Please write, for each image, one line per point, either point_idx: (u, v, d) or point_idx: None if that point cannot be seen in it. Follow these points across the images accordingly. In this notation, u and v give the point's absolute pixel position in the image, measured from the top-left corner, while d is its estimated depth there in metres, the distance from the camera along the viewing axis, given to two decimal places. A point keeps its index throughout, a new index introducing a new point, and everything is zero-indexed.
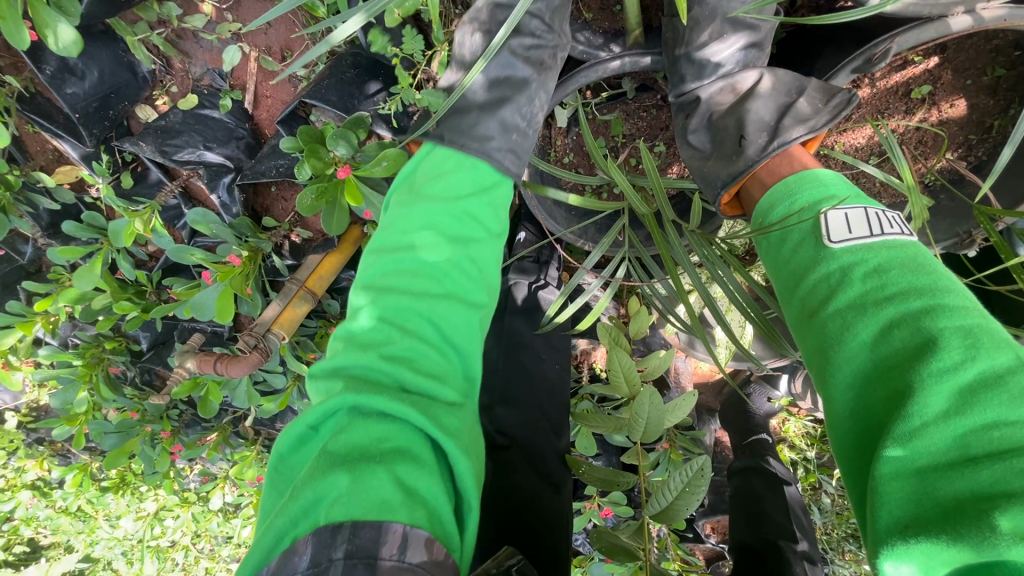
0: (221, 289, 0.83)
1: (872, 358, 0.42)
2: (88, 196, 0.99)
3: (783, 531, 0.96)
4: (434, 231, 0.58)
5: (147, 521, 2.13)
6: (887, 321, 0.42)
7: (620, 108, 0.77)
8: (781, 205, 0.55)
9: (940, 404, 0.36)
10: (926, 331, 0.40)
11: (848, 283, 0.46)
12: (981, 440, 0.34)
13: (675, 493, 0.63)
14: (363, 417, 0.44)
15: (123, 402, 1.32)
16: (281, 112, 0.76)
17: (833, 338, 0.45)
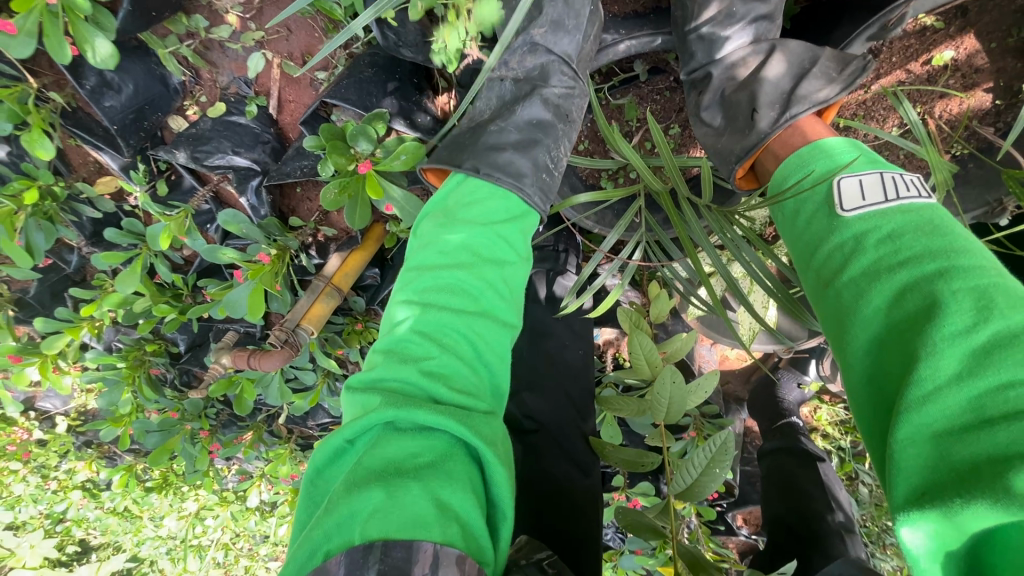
0: (252, 286, 0.87)
1: (889, 327, 0.41)
2: (128, 204, 1.04)
3: (818, 506, 0.96)
4: (480, 259, 0.61)
5: (189, 520, 2.22)
6: (900, 286, 0.41)
7: (632, 92, 0.78)
8: (793, 177, 0.55)
9: (956, 367, 0.35)
10: (941, 293, 0.38)
11: (865, 255, 0.45)
12: (996, 401, 0.33)
13: (698, 469, 0.62)
14: (397, 433, 0.48)
15: (164, 403, 1.38)
16: (304, 112, 0.78)
17: (848, 307, 0.44)
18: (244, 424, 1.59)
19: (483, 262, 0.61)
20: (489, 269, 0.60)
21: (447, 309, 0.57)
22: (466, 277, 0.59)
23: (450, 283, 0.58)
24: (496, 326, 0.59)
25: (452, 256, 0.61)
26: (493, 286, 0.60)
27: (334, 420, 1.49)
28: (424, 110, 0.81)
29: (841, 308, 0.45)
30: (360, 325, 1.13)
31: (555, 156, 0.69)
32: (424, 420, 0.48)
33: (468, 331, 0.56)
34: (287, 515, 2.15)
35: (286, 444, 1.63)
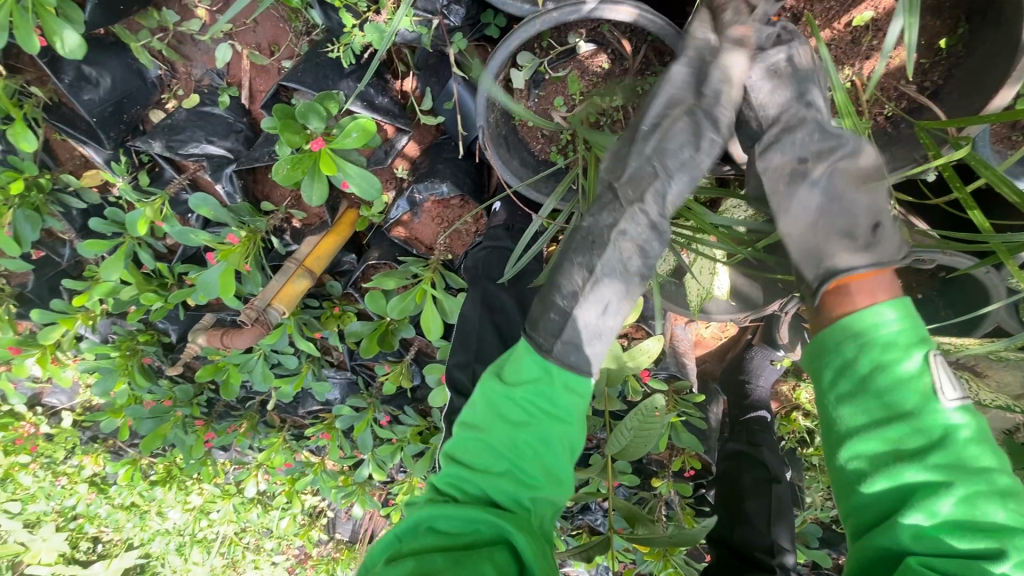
0: (223, 267, 0.90)
1: (883, 437, 0.50)
2: (113, 196, 1.09)
3: (757, 542, 0.96)
4: (542, 378, 0.59)
5: (193, 514, 2.27)
6: (941, 413, 0.49)
7: (575, 65, 0.75)
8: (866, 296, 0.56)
9: (961, 498, 0.45)
10: (947, 431, 0.48)
11: (896, 367, 0.51)
12: (935, 548, 0.44)
13: (631, 427, 0.67)
14: (433, 531, 0.53)
15: (157, 392, 1.42)
16: (264, 95, 0.82)
17: (867, 406, 0.52)
18: (238, 414, 1.63)
19: (540, 418, 0.57)
20: (545, 390, 0.59)
21: (503, 430, 0.58)
22: (526, 394, 0.58)
23: (510, 411, 0.58)
24: (564, 461, 0.58)
25: (511, 379, 0.60)
26: (552, 416, 0.58)
27: (322, 408, 1.52)
28: (382, 92, 0.85)
29: (869, 418, 0.51)
30: (337, 309, 1.15)
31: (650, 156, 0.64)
32: (470, 517, 0.53)
33: (523, 453, 0.57)
34: (287, 508, 2.19)
35: (279, 433, 1.67)
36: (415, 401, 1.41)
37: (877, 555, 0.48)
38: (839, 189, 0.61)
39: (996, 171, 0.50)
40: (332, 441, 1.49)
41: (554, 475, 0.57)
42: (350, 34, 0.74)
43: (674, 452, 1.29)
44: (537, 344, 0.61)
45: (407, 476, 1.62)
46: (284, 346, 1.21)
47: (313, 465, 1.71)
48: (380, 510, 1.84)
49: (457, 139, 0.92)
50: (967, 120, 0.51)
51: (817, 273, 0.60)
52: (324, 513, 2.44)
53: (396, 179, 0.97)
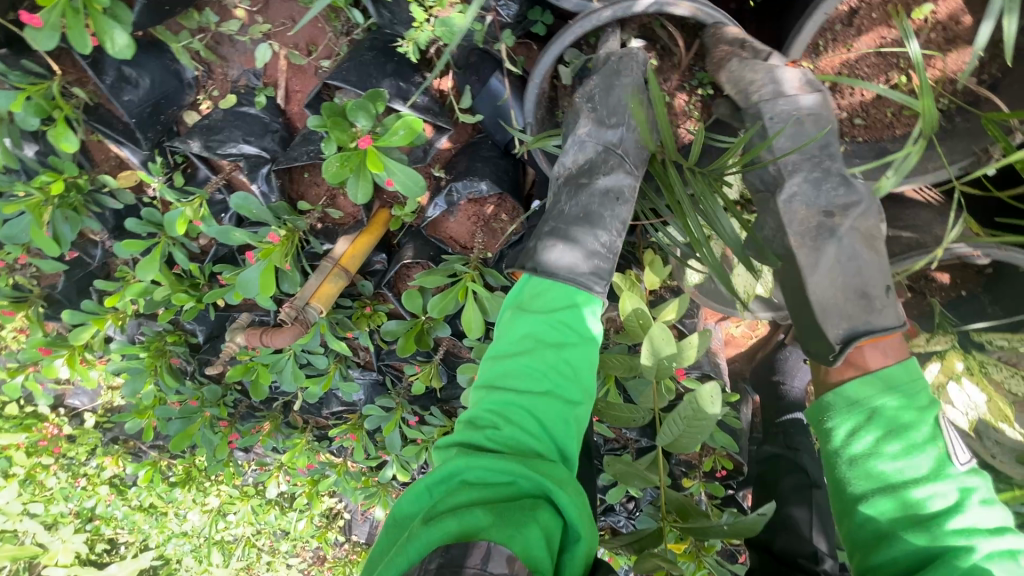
0: (264, 266, 0.90)
1: (904, 491, 0.60)
2: (147, 196, 1.10)
3: (801, 549, 0.92)
4: (568, 335, 0.61)
5: (211, 515, 2.27)
6: (933, 471, 0.60)
7: None
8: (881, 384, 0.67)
9: (961, 532, 0.56)
10: (944, 475, 0.60)
11: (909, 429, 0.63)
12: None
13: (681, 425, 0.61)
14: (472, 480, 0.50)
15: (185, 391, 1.43)
16: (308, 94, 0.82)
17: (880, 474, 0.62)
18: (261, 415, 1.64)
19: (549, 348, 0.60)
20: (574, 347, 0.60)
21: (540, 364, 0.59)
22: (551, 340, 0.60)
23: (540, 354, 0.59)
24: (583, 421, 0.59)
25: (540, 315, 0.63)
26: (572, 367, 0.60)
27: (346, 409, 1.52)
28: (423, 91, 0.85)
29: (879, 476, 0.62)
30: (369, 308, 1.15)
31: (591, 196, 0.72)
32: (511, 470, 0.50)
33: (562, 370, 0.59)
34: (305, 509, 2.19)
35: (302, 434, 1.67)
36: (441, 401, 1.41)
37: None
38: (839, 251, 0.67)
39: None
40: (357, 442, 1.49)
41: (582, 415, 0.60)
42: (418, 28, 0.73)
43: (704, 452, 1.28)
44: (565, 280, 0.65)
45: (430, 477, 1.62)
46: (314, 345, 1.21)
47: (335, 466, 1.71)
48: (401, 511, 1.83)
49: (495, 138, 0.91)
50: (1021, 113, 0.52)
51: (837, 337, 0.67)
52: (341, 514, 2.44)
53: (432, 178, 0.97)
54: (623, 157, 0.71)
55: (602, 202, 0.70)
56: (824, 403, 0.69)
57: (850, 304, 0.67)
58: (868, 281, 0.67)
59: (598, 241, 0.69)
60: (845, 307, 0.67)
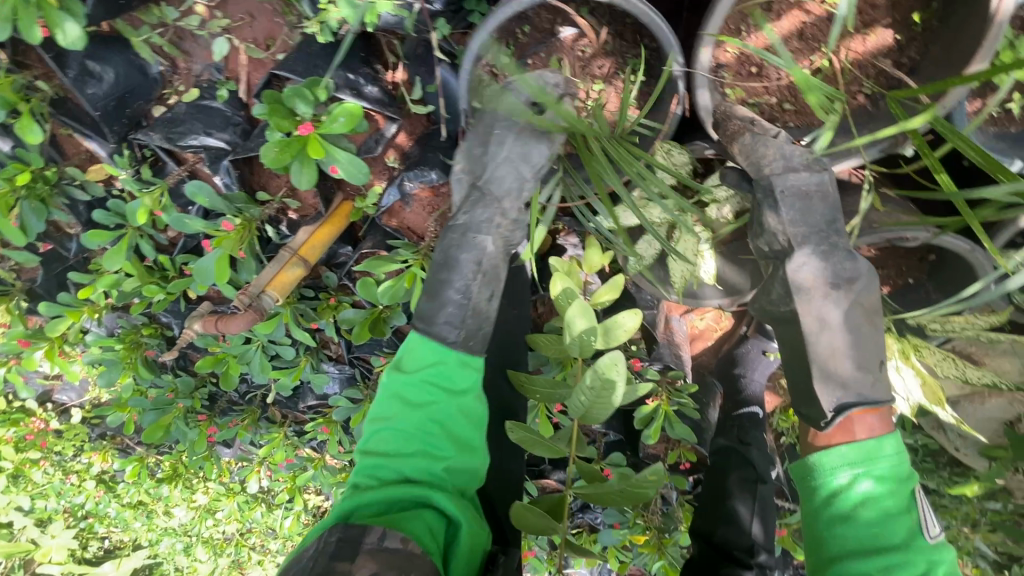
0: (219, 254, 0.93)
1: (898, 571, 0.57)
2: (116, 189, 1.12)
3: (739, 541, 0.94)
4: (441, 361, 0.67)
5: (198, 512, 2.28)
6: (909, 535, 0.59)
7: (556, 49, 0.74)
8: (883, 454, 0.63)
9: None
10: (922, 554, 0.58)
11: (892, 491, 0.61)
12: None
13: (587, 397, 0.62)
14: (364, 511, 0.57)
15: (161, 384, 1.45)
16: (255, 85, 0.84)
17: (870, 537, 0.59)
18: (240, 409, 1.66)
19: (432, 378, 0.66)
20: (444, 373, 0.67)
21: (409, 415, 0.64)
22: (424, 380, 0.66)
23: (411, 395, 0.65)
24: (474, 429, 0.66)
25: (410, 368, 0.67)
26: (451, 390, 0.66)
27: (321, 402, 1.54)
28: (370, 81, 0.87)
29: (864, 544, 0.59)
30: (333, 300, 1.17)
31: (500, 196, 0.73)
32: (391, 497, 0.58)
33: (444, 395, 0.65)
34: (291, 507, 2.21)
35: (280, 428, 1.69)
36: None
37: None
38: (842, 320, 0.64)
39: (960, 133, 0.50)
40: (331, 435, 1.50)
41: (467, 415, 0.66)
42: (328, 10, 0.76)
43: (670, 445, 1.28)
44: (427, 334, 0.69)
45: None
46: (281, 336, 1.23)
47: (314, 461, 1.73)
48: None
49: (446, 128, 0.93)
50: (932, 85, 0.51)
51: (831, 405, 0.63)
52: (328, 513, 2.46)
53: (387, 169, 0.98)
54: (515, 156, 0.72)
55: (461, 246, 0.72)
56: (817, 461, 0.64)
57: (844, 366, 0.64)
58: (866, 354, 0.64)
59: (457, 288, 0.71)
60: (839, 369, 0.64)
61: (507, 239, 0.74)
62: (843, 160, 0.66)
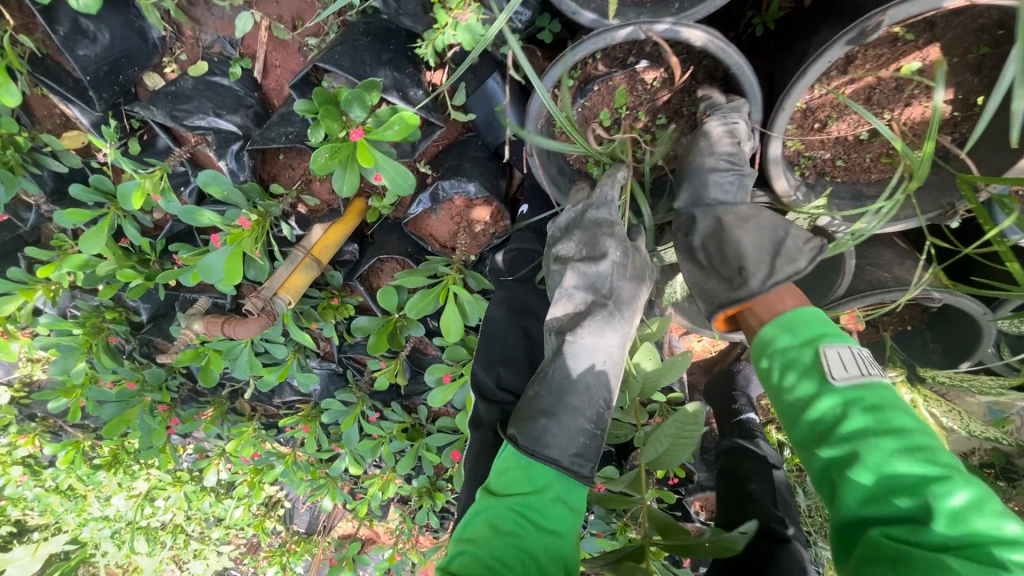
0: (230, 251, 0.85)
1: (877, 479, 0.48)
2: (96, 161, 1.00)
3: (770, 514, 0.91)
4: (542, 487, 0.63)
5: (137, 501, 2.07)
6: (840, 395, 0.53)
7: (625, 79, 0.72)
8: (785, 337, 0.59)
9: (878, 462, 0.48)
10: (873, 436, 0.49)
11: (804, 366, 0.56)
12: (890, 512, 0.46)
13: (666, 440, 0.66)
14: None
15: (122, 373, 1.31)
16: (295, 75, 0.77)
17: (813, 417, 0.54)
18: (205, 400, 1.55)
19: (532, 489, 0.63)
20: (535, 501, 0.62)
21: (506, 532, 0.59)
22: (516, 507, 0.61)
23: (501, 519, 0.60)
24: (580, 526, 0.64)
25: (503, 487, 0.64)
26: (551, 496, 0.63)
27: (301, 398, 1.47)
28: (417, 84, 0.80)
29: (830, 464, 0.51)
30: (337, 301, 1.11)
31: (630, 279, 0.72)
32: None
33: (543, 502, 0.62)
34: (244, 497, 2.09)
35: (249, 422, 1.59)
36: (402, 397, 1.38)
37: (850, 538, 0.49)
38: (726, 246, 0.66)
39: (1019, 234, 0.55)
40: (310, 434, 1.43)
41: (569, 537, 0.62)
42: (438, 30, 0.70)
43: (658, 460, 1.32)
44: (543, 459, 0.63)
45: (384, 470, 1.59)
46: (274, 334, 1.15)
47: (283, 457, 1.64)
48: (349, 504, 1.79)
49: (485, 138, 0.90)
50: (991, 180, 0.55)
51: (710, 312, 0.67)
52: (281, 503, 2.35)
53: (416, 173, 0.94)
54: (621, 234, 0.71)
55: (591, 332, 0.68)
56: (761, 364, 0.61)
57: (717, 284, 0.66)
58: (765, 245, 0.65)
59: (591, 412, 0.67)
60: (713, 287, 0.67)
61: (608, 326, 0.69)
62: (897, 224, 0.69)
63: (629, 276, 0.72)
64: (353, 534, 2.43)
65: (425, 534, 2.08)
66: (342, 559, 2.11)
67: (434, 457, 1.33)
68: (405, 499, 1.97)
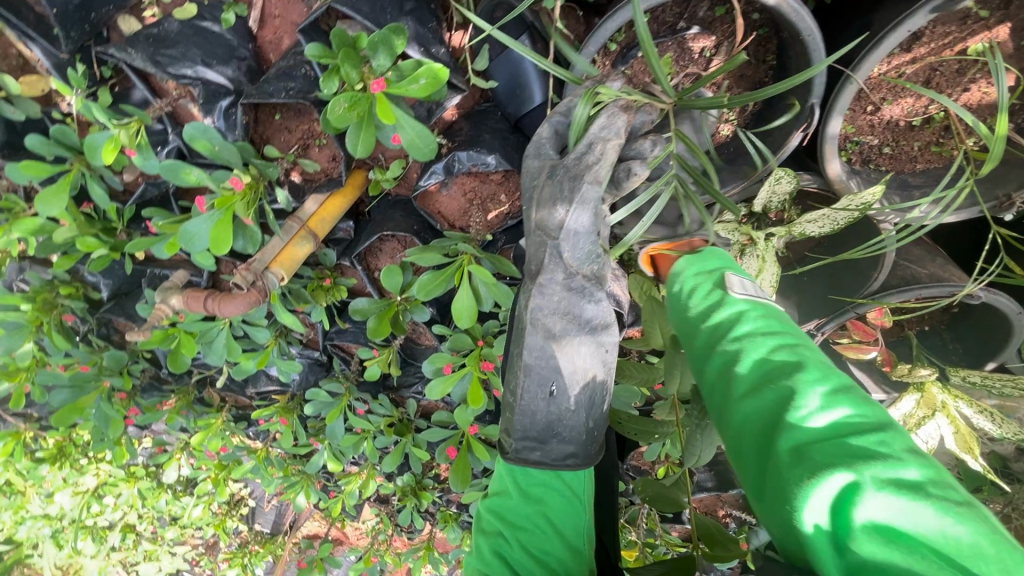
0: (218, 217, 0.75)
1: (767, 371, 0.40)
2: (58, 111, 0.88)
3: None
4: (514, 485, 0.63)
5: (84, 499, 1.85)
6: (737, 313, 0.47)
7: (673, 47, 0.67)
8: (692, 269, 0.56)
9: (812, 365, 0.39)
10: (760, 337, 0.43)
11: (706, 293, 0.52)
12: (847, 427, 0.34)
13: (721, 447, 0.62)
14: None
15: (76, 355, 1.17)
16: (306, 18, 0.69)
17: (723, 338, 0.46)
18: (168, 388, 1.41)
19: (516, 491, 0.63)
20: (506, 502, 0.62)
21: (491, 534, 0.60)
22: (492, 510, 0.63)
23: (485, 523, 0.62)
24: (568, 525, 0.60)
25: (498, 488, 0.65)
26: (526, 495, 0.62)
27: (278, 389, 1.36)
28: (440, 40, 0.72)
29: (717, 367, 0.45)
30: (328, 281, 1.01)
31: (579, 232, 0.60)
32: None
33: (529, 499, 0.62)
34: (205, 495, 1.93)
35: (218, 414, 1.45)
36: (390, 389, 1.29)
37: (797, 478, 0.34)
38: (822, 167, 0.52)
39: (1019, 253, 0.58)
40: (287, 428, 1.32)
41: (566, 535, 0.59)
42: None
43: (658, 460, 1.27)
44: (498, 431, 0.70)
45: (364, 467, 1.49)
46: (256, 317, 1.04)
47: (253, 453, 1.51)
48: (323, 503, 1.67)
49: (506, 109, 0.82)
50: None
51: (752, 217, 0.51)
52: (245, 502, 2.18)
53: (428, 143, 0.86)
54: (573, 175, 0.57)
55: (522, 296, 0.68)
56: (673, 293, 0.57)
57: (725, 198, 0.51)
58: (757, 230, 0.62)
59: (509, 387, 0.68)
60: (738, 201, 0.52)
61: (537, 287, 0.65)
62: (959, 215, 0.67)
63: (541, 222, 0.61)
64: (321, 536, 2.28)
65: (401, 536, 1.98)
66: (310, 562, 1.98)
67: (422, 454, 1.24)
68: (382, 499, 1.86)
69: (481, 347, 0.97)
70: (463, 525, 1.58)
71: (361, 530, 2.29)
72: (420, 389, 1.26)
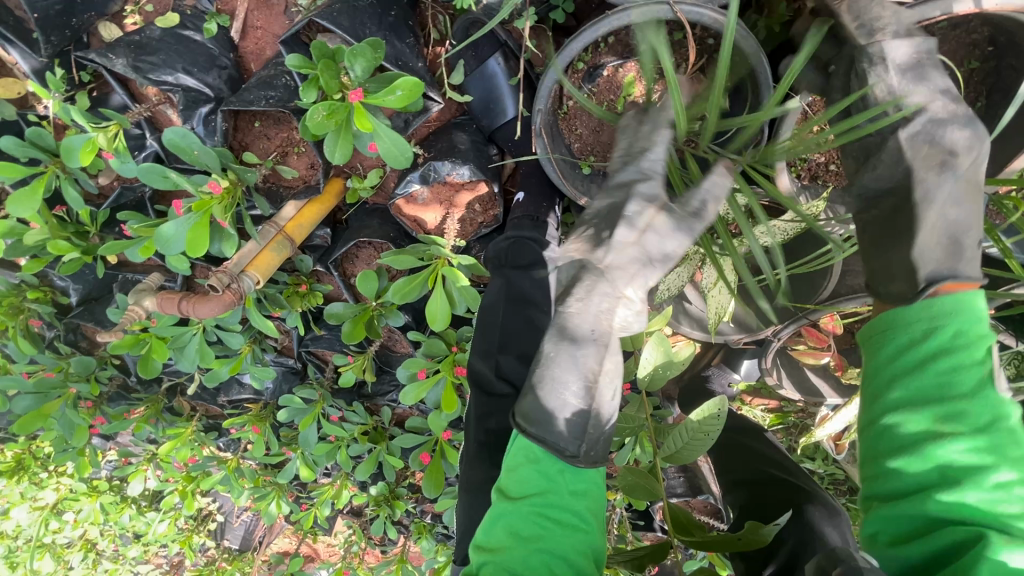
0: (195, 220, 0.76)
1: (919, 391, 0.46)
2: (34, 114, 0.89)
3: (767, 456, 0.96)
4: (556, 481, 0.54)
5: (42, 515, 1.77)
6: (973, 393, 0.44)
7: (634, 68, 0.72)
8: (915, 314, 0.50)
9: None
10: (983, 439, 0.43)
11: (955, 347, 0.46)
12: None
13: (684, 437, 0.64)
14: None
15: (42, 360, 1.14)
16: (287, 30, 0.72)
17: (921, 401, 0.46)
18: (136, 397, 1.38)
19: (558, 486, 0.53)
20: (547, 500, 0.52)
21: (535, 540, 0.51)
22: (529, 511, 0.53)
23: (518, 526, 0.52)
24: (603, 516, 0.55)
25: (521, 482, 0.54)
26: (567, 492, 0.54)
27: (251, 397, 1.35)
28: (418, 55, 0.76)
29: (899, 441, 0.46)
30: (303, 287, 1.02)
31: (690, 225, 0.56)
32: None
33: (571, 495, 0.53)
34: (170, 510, 1.86)
35: (187, 423, 1.43)
36: (365, 397, 1.30)
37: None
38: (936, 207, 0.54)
39: None
40: (259, 436, 1.30)
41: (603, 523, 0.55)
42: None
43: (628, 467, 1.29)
44: (535, 437, 0.54)
45: (337, 477, 1.48)
46: (230, 321, 1.04)
47: (223, 463, 1.48)
48: (295, 515, 1.64)
49: (480, 122, 0.86)
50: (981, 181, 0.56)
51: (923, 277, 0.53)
52: (213, 517, 2.12)
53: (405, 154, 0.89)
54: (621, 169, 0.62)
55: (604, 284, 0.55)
56: (895, 344, 0.50)
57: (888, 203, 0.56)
58: (963, 229, 0.54)
59: (576, 388, 0.55)
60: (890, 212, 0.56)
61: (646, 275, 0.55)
62: None
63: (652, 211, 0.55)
64: (292, 552, 2.24)
65: (373, 550, 1.95)
66: None
67: (397, 461, 1.24)
68: (355, 511, 1.85)
69: (455, 352, 1.00)
70: (436, 537, 1.57)
71: (333, 545, 2.25)
72: (395, 396, 1.27)
